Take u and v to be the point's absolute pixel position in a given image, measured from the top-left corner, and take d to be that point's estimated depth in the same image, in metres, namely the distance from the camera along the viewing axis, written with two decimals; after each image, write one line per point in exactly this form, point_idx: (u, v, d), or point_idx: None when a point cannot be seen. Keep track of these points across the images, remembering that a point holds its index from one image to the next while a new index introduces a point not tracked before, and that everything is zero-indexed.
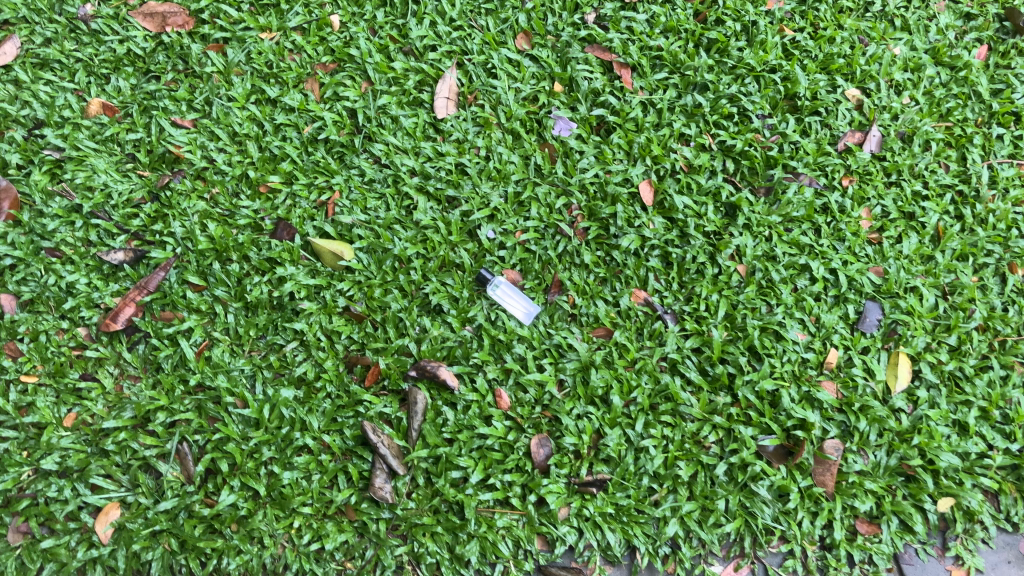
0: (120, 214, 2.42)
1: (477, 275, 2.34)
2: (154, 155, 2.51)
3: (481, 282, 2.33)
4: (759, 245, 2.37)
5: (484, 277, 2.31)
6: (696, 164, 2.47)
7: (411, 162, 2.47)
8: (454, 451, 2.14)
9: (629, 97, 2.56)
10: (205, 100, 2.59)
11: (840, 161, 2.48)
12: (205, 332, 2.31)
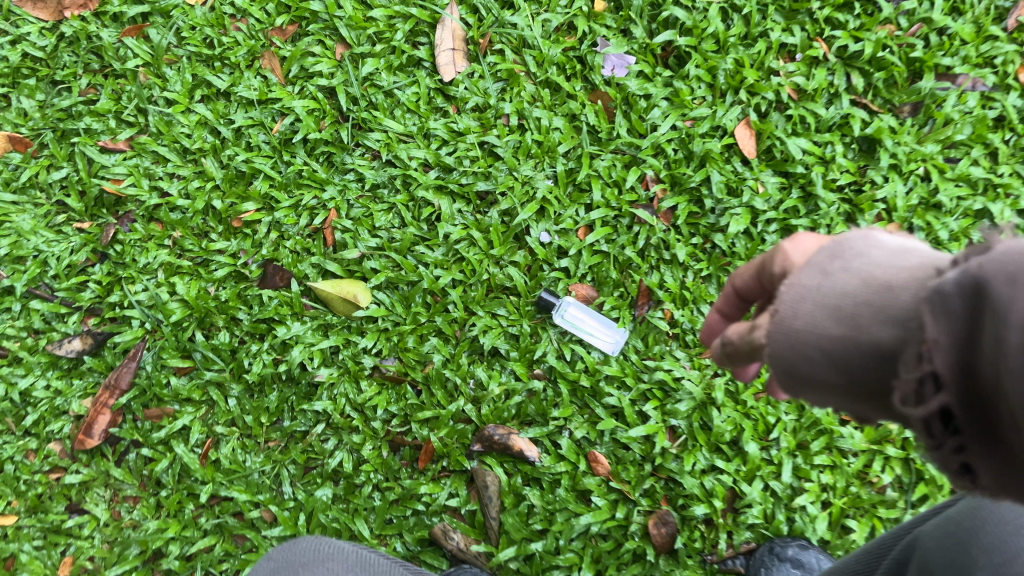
0: (65, 288, 1.86)
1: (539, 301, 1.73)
2: (88, 198, 1.90)
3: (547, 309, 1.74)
4: (914, 192, 1.70)
5: (548, 298, 1.72)
6: (810, 89, 1.79)
7: (422, 152, 1.85)
8: (552, 546, 1.64)
9: (702, 3, 1.84)
10: (136, 108, 1.94)
11: (1015, 46, 1.76)
12: (205, 427, 1.80)
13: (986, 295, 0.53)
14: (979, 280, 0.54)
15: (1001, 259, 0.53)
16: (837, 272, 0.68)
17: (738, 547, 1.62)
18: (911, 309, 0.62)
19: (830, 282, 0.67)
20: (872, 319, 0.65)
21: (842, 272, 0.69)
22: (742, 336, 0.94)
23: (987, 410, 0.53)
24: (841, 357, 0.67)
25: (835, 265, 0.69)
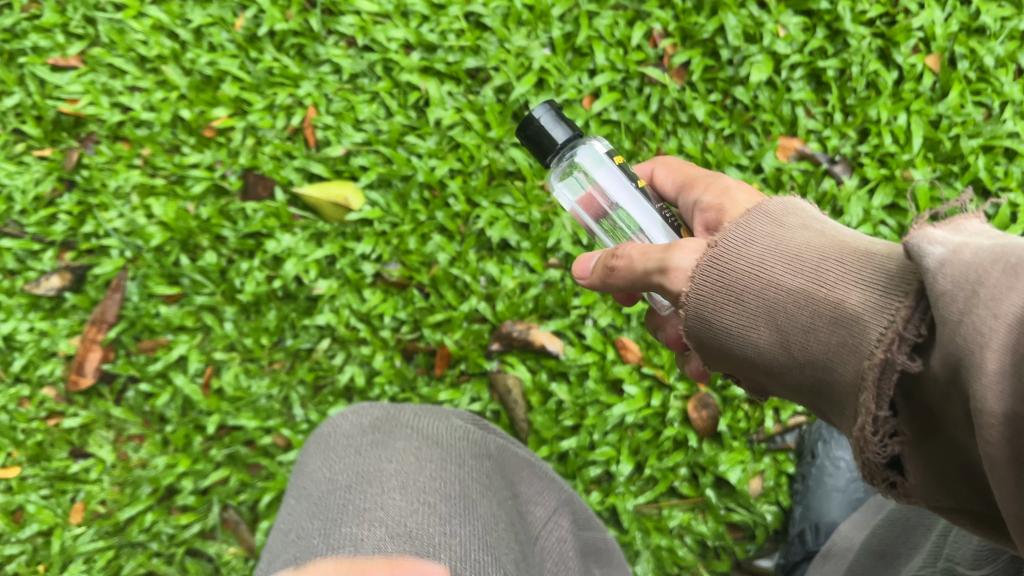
0: (34, 223, 1.72)
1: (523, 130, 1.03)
2: (45, 123, 1.75)
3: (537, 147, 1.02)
4: (952, 18, 1.54)
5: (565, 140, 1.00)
6: None
7: (402, 33, 1.68)
8: (584, 441, 1.52)
9: None
10: (85, 19, 1.78)
11: None
12: (203, 355, 1.67)
13: (979, 278, 0.47)
14: (977, 264, 0.48)
15: (967, 260, 0.49)
16: (799, 231, 0.68)
17: (787, 423, 1.52)
18: (879, 279, 0.58)
19: (782, 235, 0.68)
20: (822, 275, 0.62)
21: (800, 232, 0.68)
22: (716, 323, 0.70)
23: (937, 398, 0.54)
24: (778, 314, 0.64)
25: (789, 219, 0.70)
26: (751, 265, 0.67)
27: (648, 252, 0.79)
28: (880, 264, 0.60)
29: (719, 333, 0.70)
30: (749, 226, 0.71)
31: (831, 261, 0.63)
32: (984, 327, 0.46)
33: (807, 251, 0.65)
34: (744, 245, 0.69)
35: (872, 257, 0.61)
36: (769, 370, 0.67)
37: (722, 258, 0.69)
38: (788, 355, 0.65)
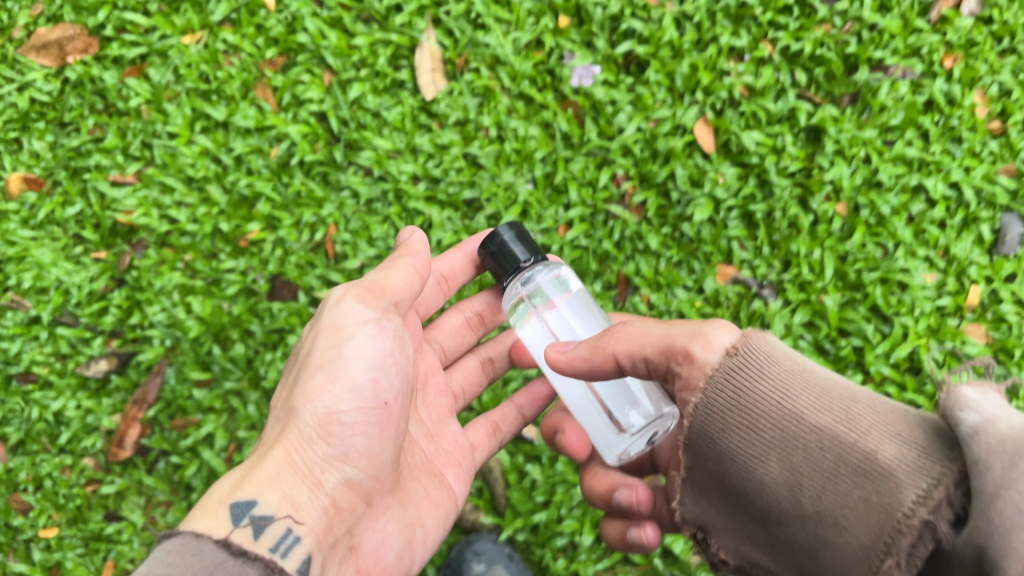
0: (87, 314, 2.01)
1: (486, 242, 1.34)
2: (103, 229, 2.06)
3: (500, 260, 1.32)
4: (857, 173, 1.90)
5: (527, 255, 1.31)
6: (759, 87, 1.98)
7: (411, 166, 2.02)
8: (554, 515, 1.80)
9: (656, 15, 2.04)
10: (142, 144, 2.11)
11: (938, 37, 1.96)
12: (228, 432, 1.93)
13: (1002, 456, 0.80)
14: (998, 443, 0.81)
15: (999, 434, 0.82)
16: (838, 390, 1.04)
17: None
18: (903, 447, 0.94)
19: (822, 387, 1.04)
20: (861, 427, 0.98)
21: (838, 392, 1.03)
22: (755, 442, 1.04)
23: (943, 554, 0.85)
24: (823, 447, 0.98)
25: (823, 375, 1.07)
26: (794, 402, 1.03)
27: (666, 329, 1.13)
28: (903, 433, 0.96)
29: (732, 445, 1.06)
30: (764, 347, 1.07)
31: (854, 414, 0.99)
32: (1003, 492, 0.77)
33: (847, 406, 1.01)
34: (768, 365, 1.05)
35: (896, 425, 0.97)
36: (773, 489, 1.03)
37: (778, 389, 1.04)
38: (795, 471, 1.00)
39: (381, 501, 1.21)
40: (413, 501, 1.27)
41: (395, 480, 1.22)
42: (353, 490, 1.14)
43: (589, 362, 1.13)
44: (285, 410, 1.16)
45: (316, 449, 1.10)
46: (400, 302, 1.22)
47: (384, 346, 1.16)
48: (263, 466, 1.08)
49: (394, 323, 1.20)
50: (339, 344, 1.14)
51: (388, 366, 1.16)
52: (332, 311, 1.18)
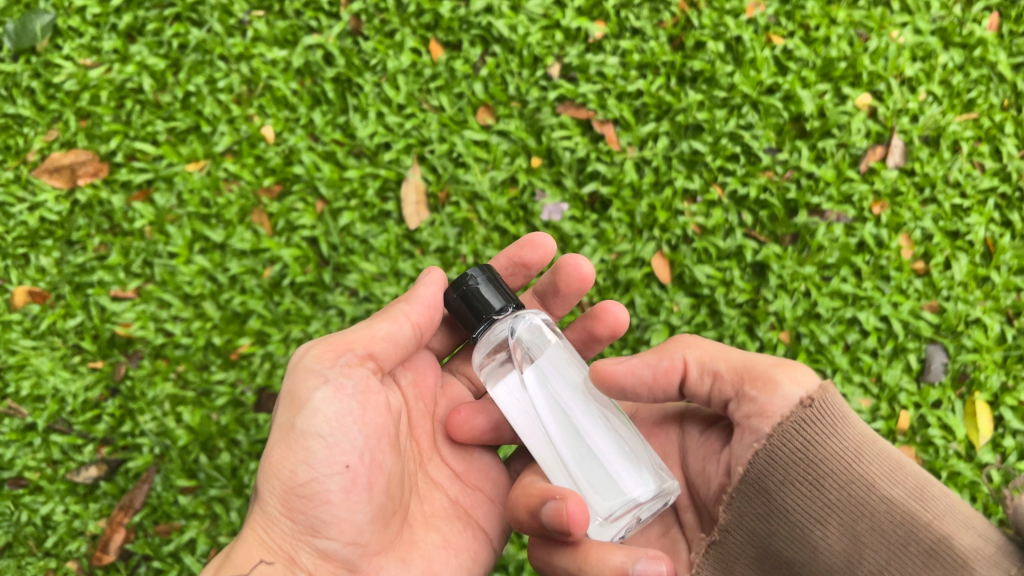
0: (81, 422, 2.12)
1: (455, 284, 1.29)
2: (101, 340, 2.19)
3: (472, 307, 1.27)
4: (799, 305, 2.10)
5: (499, 304, 1.27)
6: (710, 225, 2.20)
7: (394, 289, 2.18)
8: None
9: (619, 159, 2.27)
10: (144, 262, 2.27)
11: (867, 186, 2.21)
12: (209, 538, 2.01)
13: None
14: None
15: None
16: (903, 464, 1.14)
17: None
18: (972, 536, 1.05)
19: (885, 458, 1.13)
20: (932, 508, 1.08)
21: (901, 466, 1.13)
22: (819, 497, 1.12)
23: None
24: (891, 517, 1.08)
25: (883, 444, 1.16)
26: (867, 466, 1.11)
27: (753, 359, 1.18)
28: (974, 527, 1.07)
29: (793, 499, 1.13)
30: (840, 408, 1.14)
31: (927, 495, 1.09)
32: None
33: (912, 482, 1.11)
34: (841, 426, 1.13)
35: (957, 513, 1.09)
36: (829, 551, 1.11)
37: (852, 450, 1.12)
38: (857, 540, 1.09)
39: (374, 562, 1.22)
40: (421, 554, 1.28)
41: (387, 539, 1.24)
42: (327, 561, 1.19)
43: (654, 369, 1.22)
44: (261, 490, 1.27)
45: (284, 525, 1.20)
46: (366, 356, 1.27)
47: (342, 407, 1.20)
48: (240, 548, 1.23)
49: (355, 379, 1.23)
50: (298, 412, 1.20)
51: (347, 427, 1.19)
52: (295, 376, 1.25)
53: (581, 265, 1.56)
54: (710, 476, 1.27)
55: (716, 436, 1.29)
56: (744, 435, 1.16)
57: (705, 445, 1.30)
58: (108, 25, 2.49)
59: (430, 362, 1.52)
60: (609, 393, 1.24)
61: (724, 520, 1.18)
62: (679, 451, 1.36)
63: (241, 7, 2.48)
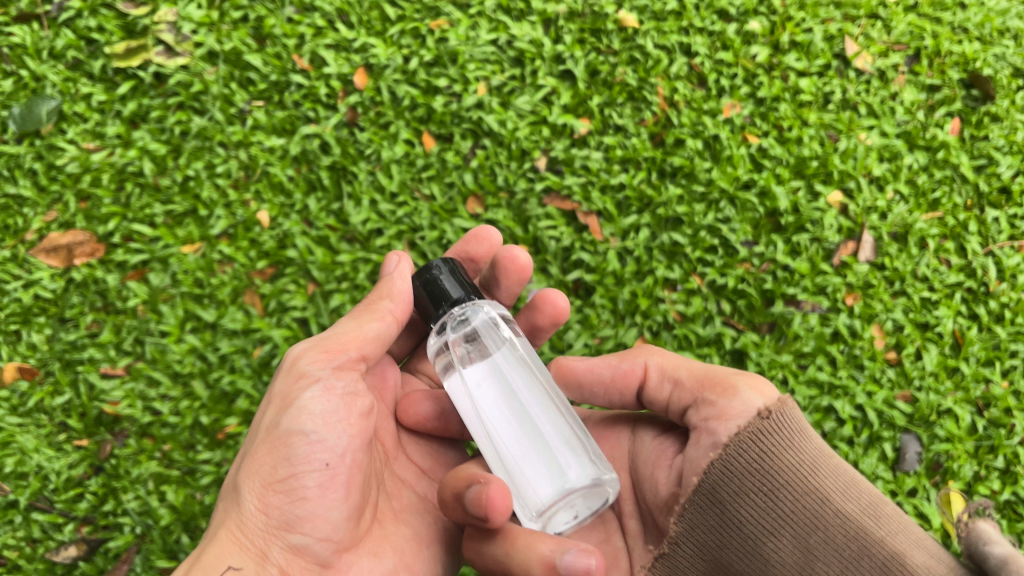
0: (62, 500, 2.11)
1: (421, 273, 1.37)
2: (88, 418, 2.21)
3: (431, 294, 1.35)
4: None
5: (458, 295, 1.34)
6: (690, 313, 2.28)
7: None
8: None
9: (602, 248, 2.36)
10: (135, 340, 2.30)
11: (840, 279, 2.31)
12: None
13: None
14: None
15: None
16: (860, 481, 1.20)
17: None
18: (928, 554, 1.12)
19: (841, 473, 1.19)
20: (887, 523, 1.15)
21: (858, 483, 1.19)
22: (773, 507, 1.16)
23: None
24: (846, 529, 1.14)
25: (838, 460, 1.21)
26: (823, 479, 1.17)
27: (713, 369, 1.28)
28: (929, 546, 1.14)
29: (747, 509, 1.17)
30: (796, 420, 1.20)
31: (880, 512, 1.16)
32: None
33: (868, 499, 1.17)
34: (798, 440, 1.18)
35: (912, 533, 1.15)
36: (783, 562, 1.15)
37: (807, 462, 1.18)
38: (810, 552, 1.14)
39: (347, 558, 1.24)
40: (393, 549, 1.31)
41: (359, 534, 1.25)
42: (301, 557, 1.20)
43: (615, 369, 1.39)
44: (232, 490, 1.26)
45: (259, 522, 1.20)
46: (356, 355, 1.32)
47: (329, 405, 1.23)
48: (211, 551, 1.20)
49: (345, 380, 1.27)
50: (286, 411, 1.23)
51: (332, 424, 1.22)
52: (287, 378, 1.28)
53: (519, 255, 1.61)
54: (660, 481, 1.30)
55: (670, 441, 1.32)
56: (700, 435, 1.21)
57: (657, 449, 1.34)
58: (113, 111, 2.58)
59: (389, 363, 1.58)
60: (572, 389, 1.47)
61: (673, 531, 1.21)
62: (629, 454, 1.41)
63: (242, 97, 2.58)
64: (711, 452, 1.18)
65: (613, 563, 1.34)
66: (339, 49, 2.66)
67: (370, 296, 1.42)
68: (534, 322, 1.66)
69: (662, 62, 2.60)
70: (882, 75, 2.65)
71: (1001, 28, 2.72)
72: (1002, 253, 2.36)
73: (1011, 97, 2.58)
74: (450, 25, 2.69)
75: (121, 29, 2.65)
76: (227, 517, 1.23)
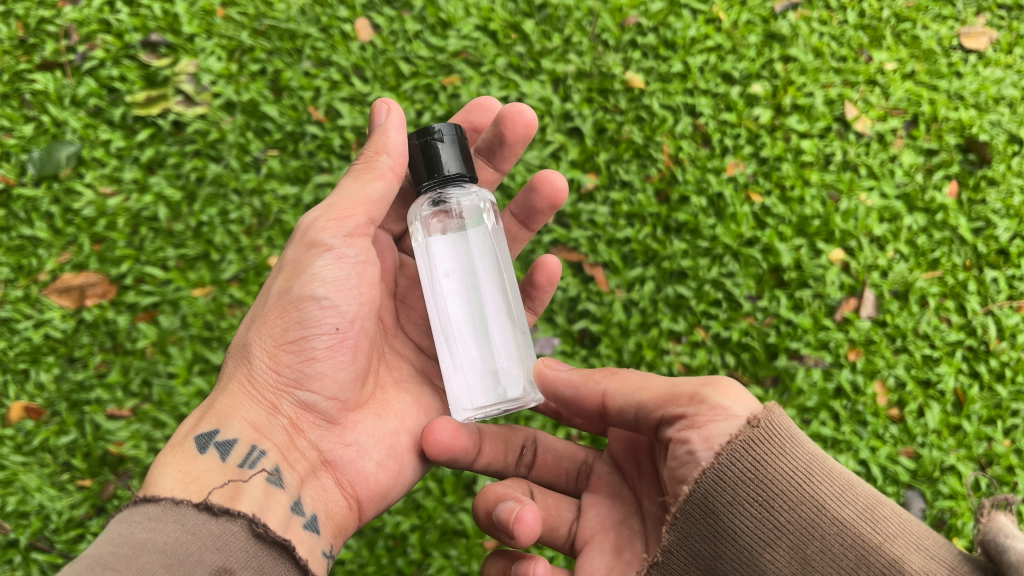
0: (63, 541, 2.12)
1: (420, 135, 1.46)
2: (92, 458, 2.22)
3: (427, 159, 1.45)
4: None
5: (455, 167, 1.46)
6: (695, 364, 2.31)
7: None
8: None
9: (608, 299, 2.40)
10: (142, 381, 2.32)
11: (843, 335, 2.34)
12: None
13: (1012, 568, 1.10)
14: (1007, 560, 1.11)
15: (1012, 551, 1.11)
16: (856, 484, 1.21)
17: None
18: (921, 556, 1.15)
19: (837, 477, 1.21)
20: (884, 530, 1.16)
21: (855, 489, 1.20)
22: (767, 519, 1.18)
23: None
24: (841, 539, 1.16)
25: (833, 465, 1.22)
26: (817, 487, 1.19)
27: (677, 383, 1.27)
28: (928, 549, 1.16)
29: (740, 521, 1.19)
30: (788, 429, 1.21)
31: (878, 513, 1.18)
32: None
33: (864, 504, 1.19)
34: (790, 446, 1.20)
35: (909, 532, 1.17)
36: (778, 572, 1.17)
37: (800, 468, 1.19)
38: (806, 563, 1.16)
39: (353, 416, 1.48)
40: (394, 413, 1.56)
41: (363, 397, 1.50)
42: (308, 411, 1.44)
43: (574, 391, 1.41)
44: (244, 344, 1.47)
45: (268, 378, 1.42)
46: (365, 219, 1.46)
47: (340, 273, 1.42)
48: (226, 396, 1.41)
49: (356, 250, 1.45)
50: (299, 278, 1.41)
51: (343, 292, 1.42)
52: (301, 247, 1.45)
53: (524, 112, 1.74)
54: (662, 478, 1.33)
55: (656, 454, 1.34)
56: (675, 445, 1.23)
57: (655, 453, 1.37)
58: (131, 157, 2.63)
59: (388, 245, 1.75)
60: (552, 397, 1.47)
61: (667, 541, 1.23)
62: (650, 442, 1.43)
63: (258, 146, 2.64)
64: (695, 462, 1.20)
65: (629, 543, 1.38)
66: (354, 103, 2.73)
67: (368, 149, 1.48)
68: (533, 202, 1.83)
69: (667, 121, 2.67)
70: (881, 138, 2.72)
71: (997, 96, 2.80)
72: (1002, 313, 2.40)
73: (1007, 162, 2.65)
74: (463, 82, 2.77)
75: (143, 78, 2.72)
76: (237, 370, 1.44)
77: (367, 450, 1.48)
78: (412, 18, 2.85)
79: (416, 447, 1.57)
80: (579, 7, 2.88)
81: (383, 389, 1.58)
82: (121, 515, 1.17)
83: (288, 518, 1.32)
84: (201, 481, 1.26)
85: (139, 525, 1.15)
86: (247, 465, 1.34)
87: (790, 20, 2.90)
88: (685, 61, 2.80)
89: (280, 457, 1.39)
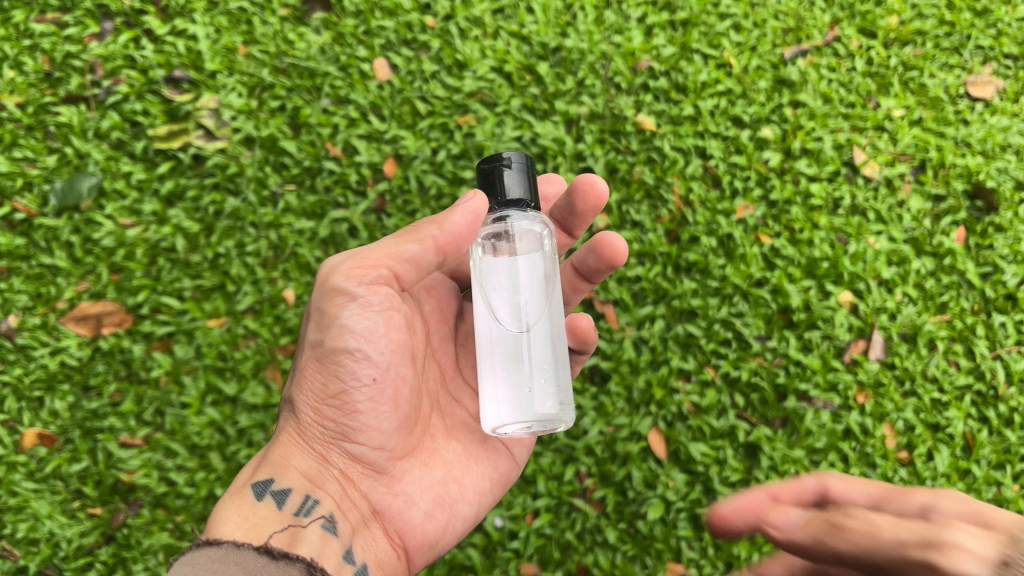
0: (72, 568, 2.14)
1: (490, 161, 1.46)
2: (104, 486, 2.24)
3: (495, 181, 1.46)
4: None
5: (517, 193, 1.46)
6: (704, 404, 2.33)
7: None
8: None
9: (618, 337, 2.42)
10: (155, 410, 2.34)
11: (852, 376, 2.36)
12: None
13: None
14: None
15: None
16: None
17: None
18: None
19: None
20: None
21: None
22: None
23: None
24: None
25: None
26: None
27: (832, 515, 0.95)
28: None
29: None
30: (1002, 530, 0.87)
31: None
32: None
33: None
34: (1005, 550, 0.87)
35: None
36: None
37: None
38: None
39: (400, 465, 1.52)
40: (442, 461, 1.59)
41: (409, 448, 1.53)
42: (358, 462, 1.48)
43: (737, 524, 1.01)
44: (289, 396, 1.50)
45: (317, 429, 1.47)
46: (388, 273, 1.40)
47: (370, 324, 1.41)
48: (277, 449, 1.46)
49: (381, 298, 1.42)
50: (329, 329, 1.41)
51: (374, 342, 1.41)
52: (325, 293, 1.43)
53: (598, 184, 1.79)
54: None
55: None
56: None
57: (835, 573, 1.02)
58: (151, 189, 2.68)
59: (451, 292, 1.80)
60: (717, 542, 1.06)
61: None
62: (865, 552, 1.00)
63: (276, 181, 2.69)
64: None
65: None
66: (371, 140, 2.78)
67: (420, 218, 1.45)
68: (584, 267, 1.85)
69: (678, 163, 2.72)
70: (889, 183, 2.76)
71: (1003, 144, 2.83)
72: (1010, 357, 2.41)
73: (1013, 209, 2.68)
74: (478, 121, 2.82)
75: (165, 112, 2.77)
76: (289, 423, 1.49)
77: (414, 500, 1.52)
78: (430, 59, 2.92)
79: (465, 496, 1.61)
80: (592, 51, 2.94)
81: (432, 436, 1.61)
82: (183, 555, 1.18)
83: (341, 566, 1.35)
84: (259, 526, 1.29)
85: (202, 567, 1.16)
86: (303, 513, 1.37)
87: (799, 67, 2.96)
88: (696, 105, 2.86)
89: (334, 505, 1.42)
